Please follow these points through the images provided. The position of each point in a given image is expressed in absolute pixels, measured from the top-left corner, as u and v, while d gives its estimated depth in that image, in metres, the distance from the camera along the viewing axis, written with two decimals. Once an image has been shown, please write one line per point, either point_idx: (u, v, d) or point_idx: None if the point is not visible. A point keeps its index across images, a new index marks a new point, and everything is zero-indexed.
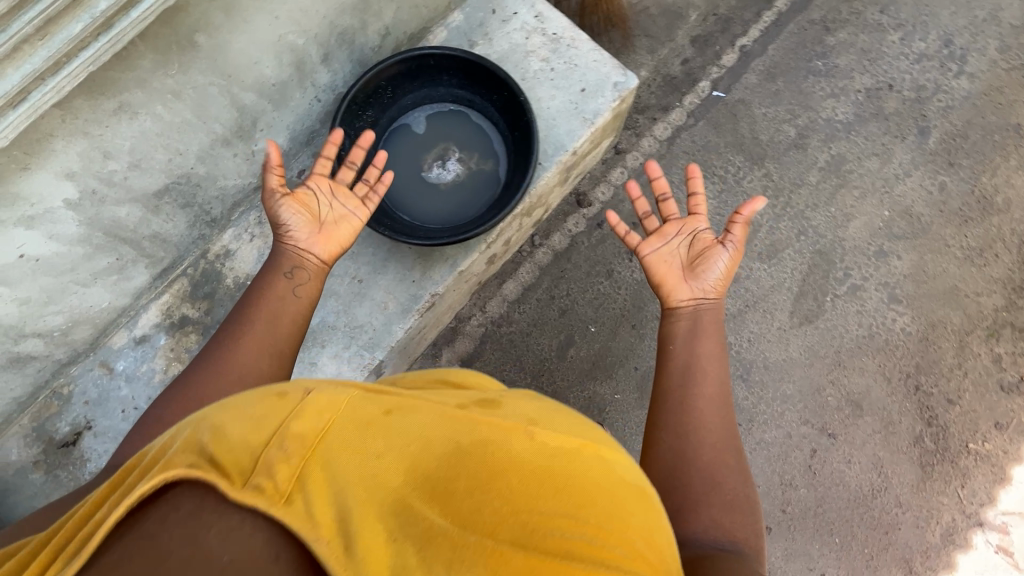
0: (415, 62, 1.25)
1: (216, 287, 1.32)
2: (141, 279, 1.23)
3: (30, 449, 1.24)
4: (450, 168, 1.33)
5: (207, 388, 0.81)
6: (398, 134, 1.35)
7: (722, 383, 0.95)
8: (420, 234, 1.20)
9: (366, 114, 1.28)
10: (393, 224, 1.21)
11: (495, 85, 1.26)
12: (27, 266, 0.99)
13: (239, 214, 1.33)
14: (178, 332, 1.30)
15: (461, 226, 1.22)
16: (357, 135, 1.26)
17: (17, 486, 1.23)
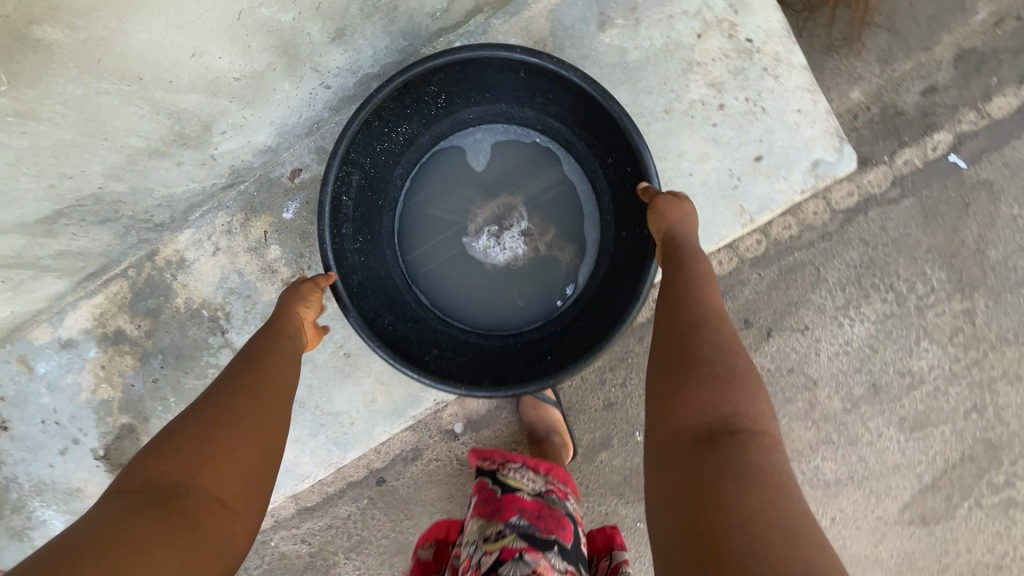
0: (494, 71, 0.78)
1: (161, 304, 0.97)
2: (56, 286, 0.89)
3: None
4: (508, 241, 0.95)
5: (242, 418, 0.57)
6: (448, 163, 0.97)
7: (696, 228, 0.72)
8: (431, 361, 0.81)
9: (400, 131, 0.83)
10: (398, 329, 0.83)
11: (609, 147, 0.80)
12: None
13: (201, 216, 0.93)
14: (112, 347, 0.99)
15: (494, 362, 0.83)
16: (377, 165, 0.84)
17: None
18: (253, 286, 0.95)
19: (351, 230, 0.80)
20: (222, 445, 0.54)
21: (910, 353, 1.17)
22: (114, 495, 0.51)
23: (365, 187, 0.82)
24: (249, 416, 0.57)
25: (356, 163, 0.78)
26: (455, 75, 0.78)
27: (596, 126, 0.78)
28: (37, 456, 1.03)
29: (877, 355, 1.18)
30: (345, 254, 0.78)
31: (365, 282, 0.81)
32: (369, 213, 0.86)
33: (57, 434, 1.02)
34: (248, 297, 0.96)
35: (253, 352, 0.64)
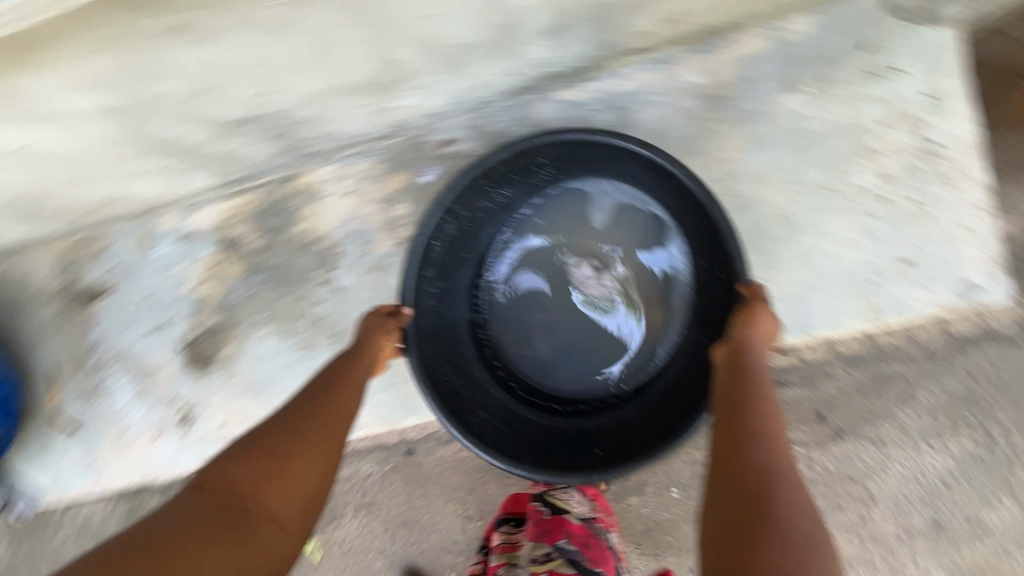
0: (618, 153, 0.91)
1: (284, 226, 1.02)
2: (204, 182, 0.94)
3: (55, 277, 1.12)
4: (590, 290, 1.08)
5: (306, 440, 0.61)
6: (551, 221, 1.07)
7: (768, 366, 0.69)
8: (475, 423, 0.91)
9: (502, 194, 0.96)
10: (455, 385, 0.94)
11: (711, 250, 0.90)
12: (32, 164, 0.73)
13: (348, 156, 0.96)
14: (227, 251, 1.04)
15: (539, 439, 0.94)
16: (476, 218, 0.95)
17: (33, 306, 1.13)
18: (371, 234, 1.00)
19: (435, 275, 0.92)
20: (289, 460, 0.58)
21: (982, 502, 1.12)
22: (185, 493, 0.55)
23: (459, 237, 0.95)
24: (316, 437, 0.61)
25: (455, 215, 0.90)
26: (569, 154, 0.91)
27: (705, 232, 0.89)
28: (129, 327, 1.10)
29: (947, 493, 1.13)
30: (422, 306, 0.90)
31: (433, 329, 0.93)
32: (454, 264, 0.97)
33: (152, 313, 1.09)
34: (365, 243, 1.00)
35: (330, 379, 0.70)
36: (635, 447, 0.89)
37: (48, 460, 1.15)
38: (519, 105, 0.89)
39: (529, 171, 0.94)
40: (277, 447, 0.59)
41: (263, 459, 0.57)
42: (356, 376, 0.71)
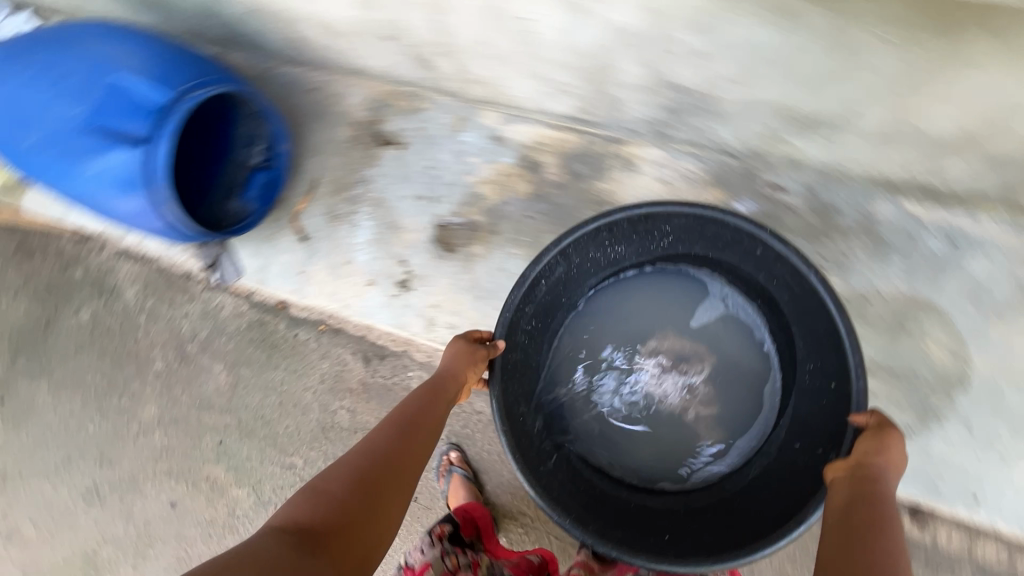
0: (755, 250, 0.88)
1: (587, 176, 1.09)
2: (559, 108, 1.02)
3: (361, 108, 1.22)
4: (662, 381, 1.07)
5: (386, 485, 0.72)
6: (641, 295, 1.09)
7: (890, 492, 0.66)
8: (544, 472, 0.90)
9: (613, 250, 0.98)
10: (533, 430, 0.96)
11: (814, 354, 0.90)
12: (498, 31, 0.81)
13: (682, 151, 1.03)
14: (523, 168, 1.13)
15: (599, 503, 0.93)
16: (586, 261, 0.97)
17: (331, 120, 1.24)
18: None
19: (529, 314, 0.95)
20: (392, 487, 0.73)
21: None
22: (310, 497, 0.68)
23: (561, 289, 0.98)
24: (391, 488, 0.73)
25: (567, 258, 0.92)
26: (692, 228, 0.91)
27: (809, 323, 0.87)
28: (399, 181, 1.19)
29: None
30: (509, 352, 0.92)
31: (517, 365, 0.95)
32: (551, 307, 1.00)
33: (425, 182, 1.17)
34: None
35: (417, 408, 0.83)
36: (707, 543, 0.85)
37: (269, 250, 1.25)
38: (866, 193, 0.95)
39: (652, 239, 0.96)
40: (384, 473, 0.73)
41: (374, 480, 0.72)
42: (439, 416, 0.85)
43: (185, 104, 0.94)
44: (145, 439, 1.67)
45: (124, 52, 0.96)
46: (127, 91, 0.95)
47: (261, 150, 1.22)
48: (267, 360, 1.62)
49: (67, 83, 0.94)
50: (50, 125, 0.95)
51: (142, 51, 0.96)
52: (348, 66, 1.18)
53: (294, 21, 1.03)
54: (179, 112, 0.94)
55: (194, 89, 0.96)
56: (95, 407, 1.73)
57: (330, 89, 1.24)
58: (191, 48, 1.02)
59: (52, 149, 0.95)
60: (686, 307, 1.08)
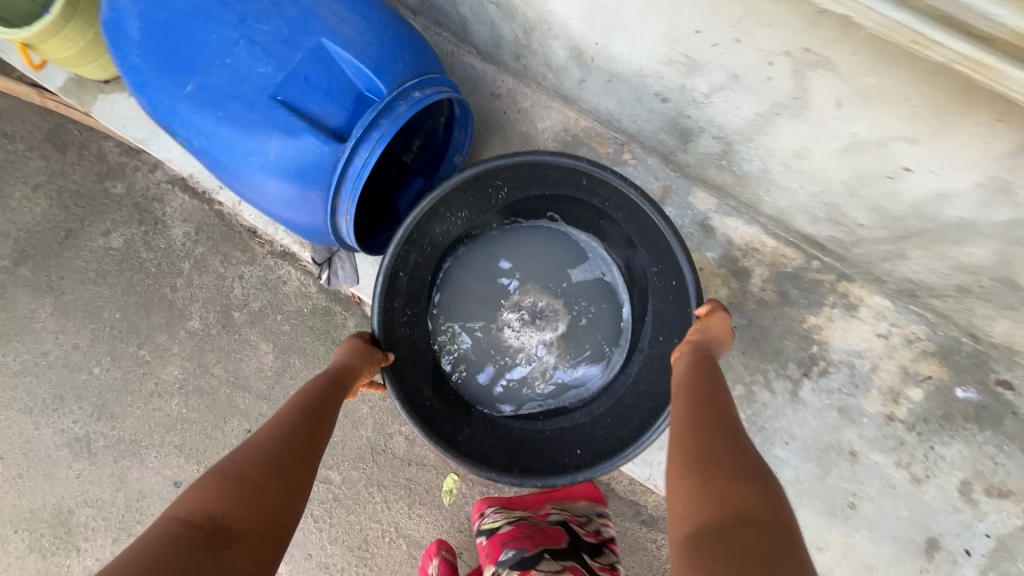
0: (574, 176, 0.92)
1: (799, 304, 0.95)
2: (807, 227, 0.88)
3: (552, 138, 1.04)
4: (528, 337, 1.09)
5: (285, 460, 0.66)
6: (493, 255, 1.12)
7: (709, 370, 0.73)
8: (463, 439, 0.98)
9: (460, 218, 1.01)
10: (440, 408, 1.01)
11: (651, 260, 0.96)
12: (846, 157, 0.65)
13: (914, 313, 0.92)
14: (725, 269, 0.98)
15: (519, 444, 1.00)
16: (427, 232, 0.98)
17: (511, 142, 1.05)
18: (863, 383, 0.93)
19: (402, 304, 0.99)
20: (297, 454, 0.68)
21: None
22: (214, 482, 0.60)
23: (423, 260, 1.01)
24: (295, 461, 0.67)
25: (417, 244, 0.97)
26: (522, 176, 0.96)
27: (643, 232, 0.94)
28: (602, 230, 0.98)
29: None
30: (392, 320, 0.97)
31: (406, 353, 1.01)
32: (418, 291, 1.03)
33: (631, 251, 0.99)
34: (854, 384, 0.93)
35: (326, 385, 0.81)
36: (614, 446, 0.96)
37: None
38: None
39: (490, 200, 1.01)
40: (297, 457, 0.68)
41: (289, 454, 0.67)
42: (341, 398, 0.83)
43: (404, 107, 0.75)
44: (160, 402, 1.47)
45: (336, 12, 0.75)
46: (332, 65, 0.74)
47: (419, 148, 1.02)
48: (324, 355, 1.44)
49: (259, 32, 0.73)
50: (221, 77, 0.74)
51: (360, 19, 0.76)
52: (556, 89, 0.99)
53: (540, 34, 0.83)
54: (395, 116, 0.74)
55: (418, 88, 0.76)
56: (107, 350, 1.50)
57: (518, 102, 1.05)
58: (410, 28, 0.82)
59: (217, 108, 0.74)
60: (540, 255, 1.12)
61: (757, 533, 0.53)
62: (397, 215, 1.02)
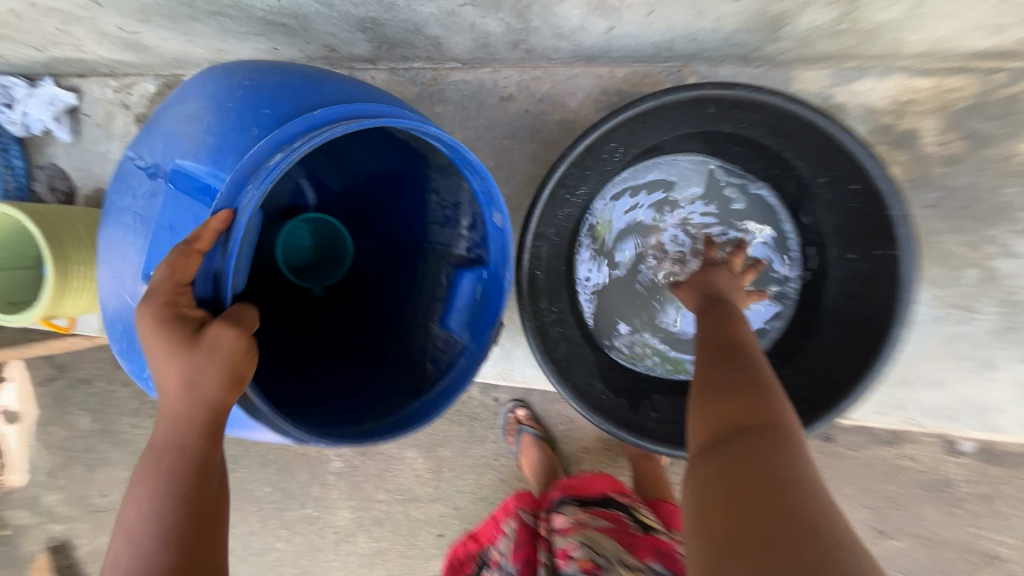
0: (695, 105, 0.68)
1: (1001, 138, 0.72)
2: (987, 41, 0.64)
3: (596, 109, 0.85)
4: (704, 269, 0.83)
5: None
6: (635, 209, 0.84)
7: (717, 301, 0.63)
8: (652, 426, 0.75)
9: (579, 195, 0.78)
10: (621, 401, 0.78)
11: (813, 168, 0.71)
12: None
13: None
14: (885, 145, 0.75)
15: None
16: (552, 232, 0.77)
17: (553, 139, 0.87)
18: None
19: (546, 302, 0.78)
20: None
21: None
22: None
23: (550, 253, 0.78)
24: None
25: (545, 237, 0.75)
26: (636, 127, 0.72)
27: (774, 130, 0.69)
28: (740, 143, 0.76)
29: None
30: (546, 329, 0.76)
31: (568, 357, 0.77)
32: (563, 288, 0.81)
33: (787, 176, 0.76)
34: None
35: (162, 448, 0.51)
36: (827, 382, 0.71)
37: (507, 333, 0.94)
38: None
39: (607, 167, 0.77)
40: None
41: None
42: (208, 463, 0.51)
43: (253, 186, 0.53)
44: (349, 546, 1.44)
45: (191, 119, 0.62)
46: (194, 192, 0.58)
47: (468, 228, 0.77)
48: (468, 434, 1.35)
49: (138, 201, 0.62)
50: (122, 284, 0.63)
51: (207, 112, 0.61)
52: (575, 53, 0.79)
53: (541, 7, 0.64)
54: (240, 208, 0.53)
55: (274, 151, 0.54)
56: (278, 523, 1.47)
57: (534, 91, 0.86)
58: (300, 86, 0.63)
59: (126, 316, 0.64)
60: (667, 183, 0.83)
61: (746, 444, 0.43)
62: (461, 341, 0.77)
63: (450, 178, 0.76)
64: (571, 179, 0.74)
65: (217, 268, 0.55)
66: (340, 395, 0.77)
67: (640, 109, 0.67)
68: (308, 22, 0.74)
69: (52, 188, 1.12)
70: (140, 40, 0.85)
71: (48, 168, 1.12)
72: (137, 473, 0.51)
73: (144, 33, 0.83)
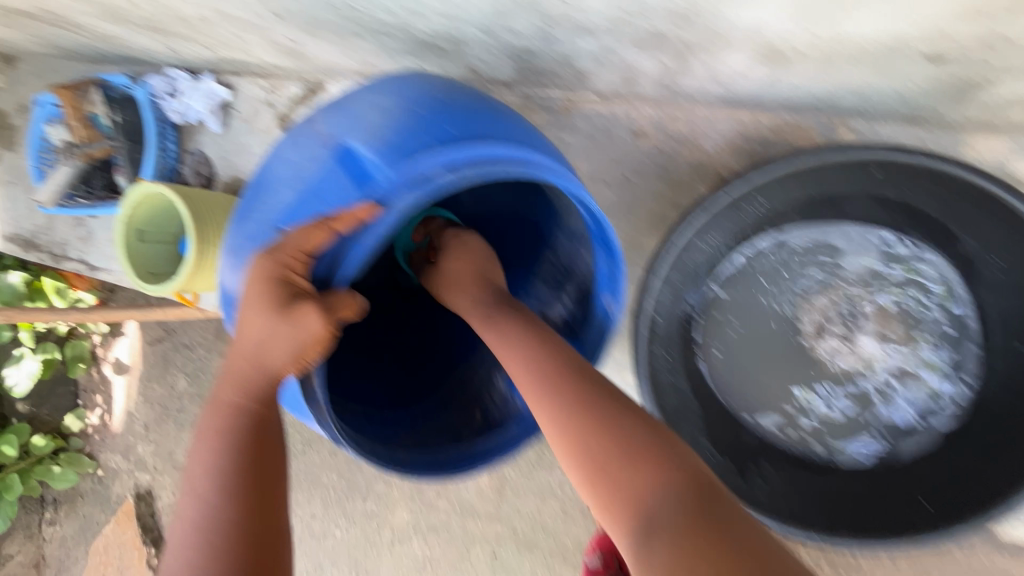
0: (874, 167, 0.67)
1: None
2: None
3: (733, 154, 0.82)
4: (863, 349, 0.81)
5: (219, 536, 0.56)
6: (787, 273, 0.81)
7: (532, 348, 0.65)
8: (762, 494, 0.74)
9: (713, 241, 0.75)
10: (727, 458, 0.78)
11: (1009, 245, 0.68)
12: None
13: None
14: None
15: (825, 497, 0.77)
16: (681, 275, 0.75)
17: (682, 181, 0.85)
18: None
19: (661, 348, 0.76)
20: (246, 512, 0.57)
21: None
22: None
23: (672, 299, 0.75)
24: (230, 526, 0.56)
25: (670, 284, 0.73)
26: (795, 178, 0.69)
27: (963, 207, 0.68)
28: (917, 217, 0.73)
29: None
30: (658, 378, 0.74)
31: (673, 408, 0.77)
32: (682, 334, 0.79)
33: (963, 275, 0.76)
34: None
35: (231, 407, 0.62)
36: (963, 492, 0.71)
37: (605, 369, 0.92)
38: None
39: (752, 217, 0.75)
40: (255, 526, 0.57)
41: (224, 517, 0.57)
42: (265, 421, 0.62)
43: (415, 193, 0.58)
44: (403, 547, 1.45)
45: (376, 107, 0.63)
46: (350, 167, 0.62)
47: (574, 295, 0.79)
48: (536, 458, 1.33)
49: (291, 161, 0.66)
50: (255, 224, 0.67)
51: (388, 103, 0.62)
52: (722, 97, 0.77)
53: (707, 52, 0.63)
54: (390, 206, 0.58)
55: (441, 167, 0.58)
56: (339, 512, 1.50)
57: (669, 130, 0.84)
58: (484, 110, 0.64)
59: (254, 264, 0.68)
60: (822, 250, 0.80)
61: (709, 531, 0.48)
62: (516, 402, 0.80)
63: (573, 241, 0.79)
64: (709, 225, 0.71)
65: (338, 251, 0.63)
66: (384, 403, 0.82)
67: (817, 159, 0.65)
68: (463, 46, 0.76)
69: (196, 172, 1.23)
70: (301, 48, 0.92)
71: (195, 154, 1.23)
72: (204, 425, 0.62)
73: (307, 43, 0.89)
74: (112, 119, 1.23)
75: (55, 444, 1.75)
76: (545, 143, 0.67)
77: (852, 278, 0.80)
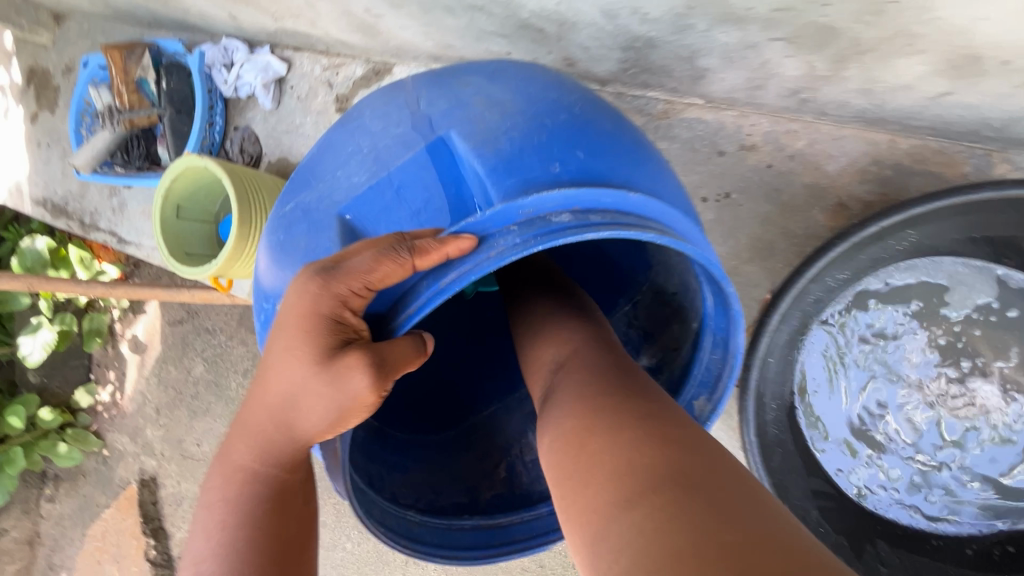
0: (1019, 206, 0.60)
1: None
2: None
3: (859, 180, 0.72)
4: (977, 399, 0.73)
5: None
6: (891, 313, 0.74)
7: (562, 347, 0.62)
8: None
9: (834, 278, 0.68)
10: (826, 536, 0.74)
11: None
12: None
13: None
14: None
15: None
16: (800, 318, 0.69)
17: (795, 204, 0.75)
18: None
19: (768, 396, 0.71)
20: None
21: None
22: None
23: (785, 343, 0.71)
24: None
25: (786, 326, 0.68)
26: (930, 214, 0.62)
27: None
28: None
29: None
30: (765, 432, 0.71)
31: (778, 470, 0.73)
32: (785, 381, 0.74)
33: None
34: None
35: (241, 470, 0.56)
36: None
37: None
38: None
39: (884, 253, 0.69)
40: None
41: None
42: (283, 486, 0.56)
43: (520, 233, 0.46)
44: (417, 570, 1.33)
45: (497, 107, 0.56)
46: None
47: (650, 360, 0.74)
48: None
49: (389, 151, 0.58)
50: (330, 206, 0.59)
51: (519, 117, 0.54)
52: (861, 113, 0.67)
53: (877, 56, 0.53)
54: (486, 244, 0.46)
55: (563, 207, 0.46)
56: (352, 523, 1.38)
57: (785, 146, 0.74)
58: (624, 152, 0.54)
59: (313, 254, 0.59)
60: (926, 289, 0.73)
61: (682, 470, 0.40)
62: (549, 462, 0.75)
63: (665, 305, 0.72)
64: (827, 257, 0.64)
65: (412, 286, 0.51)
66: (407, 435, 0.79)
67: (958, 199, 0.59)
68: (569, 32, 0.68)
69: (242, 149, 1.15)
70: (377, 23, 0.83)
71: (243, 130, 1.15)
72: (212, 491, 0.56)
73: (386, 17, 0.81)
74: (160, 86, 1.15)
75: (62, 419, 1.68)
76: (676, 194, 0.58)
77: (950, 324, 0.73)
